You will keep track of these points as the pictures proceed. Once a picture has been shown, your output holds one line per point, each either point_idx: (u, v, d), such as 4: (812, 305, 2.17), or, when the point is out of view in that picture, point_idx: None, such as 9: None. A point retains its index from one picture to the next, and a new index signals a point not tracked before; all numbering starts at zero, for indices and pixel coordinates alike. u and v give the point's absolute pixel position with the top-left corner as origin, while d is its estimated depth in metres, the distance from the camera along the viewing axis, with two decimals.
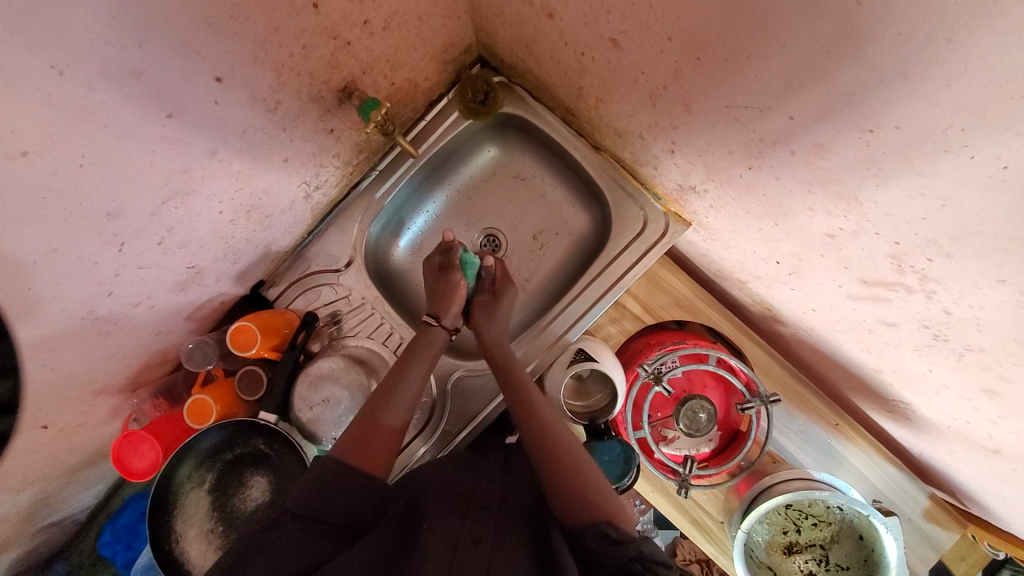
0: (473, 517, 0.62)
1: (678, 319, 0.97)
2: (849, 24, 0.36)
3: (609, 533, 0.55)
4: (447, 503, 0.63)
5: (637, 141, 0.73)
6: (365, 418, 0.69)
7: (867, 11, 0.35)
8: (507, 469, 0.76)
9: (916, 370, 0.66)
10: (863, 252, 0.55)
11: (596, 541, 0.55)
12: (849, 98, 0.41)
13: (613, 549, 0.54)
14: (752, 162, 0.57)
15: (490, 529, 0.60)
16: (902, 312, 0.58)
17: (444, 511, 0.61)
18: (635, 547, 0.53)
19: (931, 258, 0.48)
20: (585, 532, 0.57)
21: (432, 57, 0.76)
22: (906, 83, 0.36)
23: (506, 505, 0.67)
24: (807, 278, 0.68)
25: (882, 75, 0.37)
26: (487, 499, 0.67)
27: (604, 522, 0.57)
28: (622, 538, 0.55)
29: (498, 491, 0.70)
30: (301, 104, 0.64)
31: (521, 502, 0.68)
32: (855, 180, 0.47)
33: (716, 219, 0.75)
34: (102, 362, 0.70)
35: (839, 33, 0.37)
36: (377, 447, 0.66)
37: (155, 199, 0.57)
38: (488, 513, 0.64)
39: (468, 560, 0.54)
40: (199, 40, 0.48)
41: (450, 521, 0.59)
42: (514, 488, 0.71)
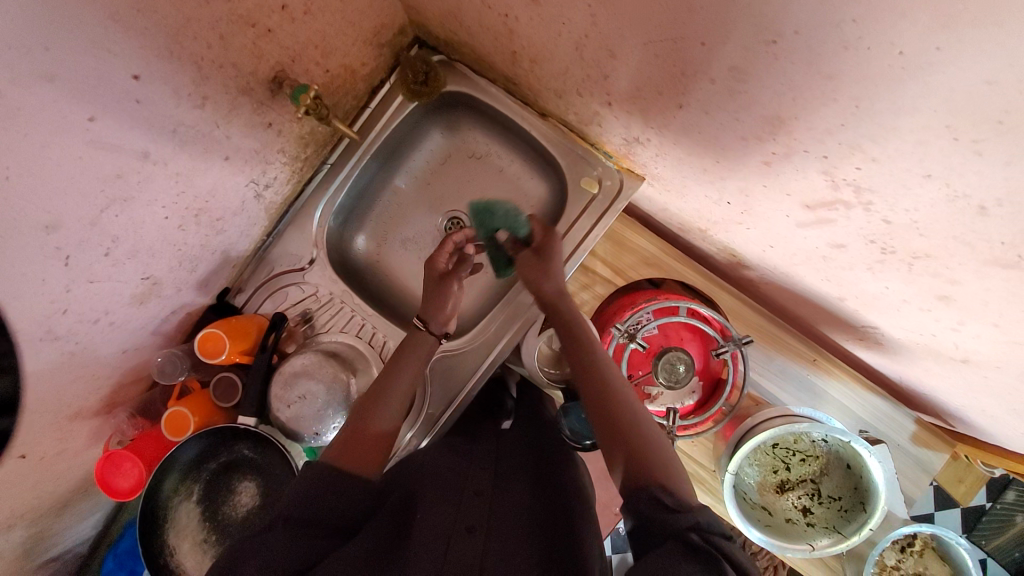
0: (467, 505, 0.62)
1: (649, 278, 0.98)
2: None
3: (658, 494, 0.53)
4: (439, 493, 0.64)
5: (577, 99, 0.73)
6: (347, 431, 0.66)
7: None
8: (499, 456, 0.76)
9: (875, 290, 0.67)
10: (799, 174, 0.55)
11: (642, 503, 0.53)
12: (748, 10, 0.41)
13: (670, 516, 0.51)
14: (681, 100, 0.57)
15: (485, 518, 0.61)
16: (848, 231, 0.59)
17: (437, 501, 0.62)
18: (691, 516, 0.51)
19: (860, 167, 0.48)
20: (640, 502, 0.53)
21: (364, 40, 0.76)
22: None
23: (501, 495, 0.67)
24: (757, 214, 0.69)
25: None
26: (482, 487, 0.67)
27: (655, 487, 0.54)
28: (676, 504, 0.52)
29: (489, 472, 0.71)
30: (230, 97, 0.63)
31: (523, 486, 0.70)
32: (774, 98, 0.47)
33: (665, 168, 0.76)
34: (69, 384, 0.70)
35: None
36: (360, 451, 0.64)
37: (94, 208, 0.57)
38: (482, 499, 0.64)
39: (459, 552, 0.55)
40: (109, 38, 0.47)
41: (439, 508, 0.61)
42: (507, 477, 0.71)
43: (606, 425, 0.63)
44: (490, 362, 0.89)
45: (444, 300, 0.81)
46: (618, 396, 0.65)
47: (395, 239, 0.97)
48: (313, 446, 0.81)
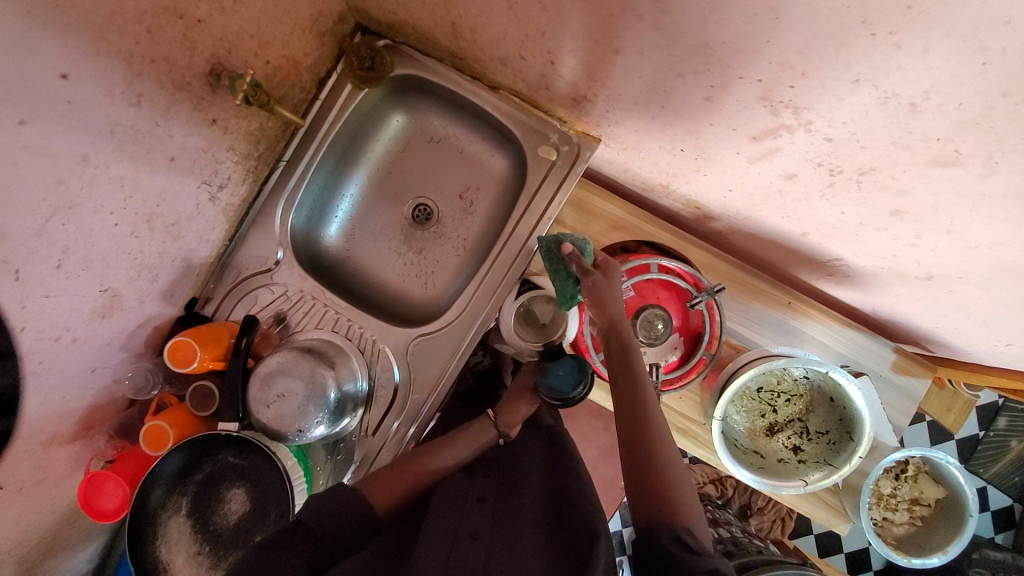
0: (471, 511, 0.68)
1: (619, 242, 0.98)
2: None
3: (673, 533, 0.59)
4: (451, 501, 0.70)
5: (521, 64, 0.73)
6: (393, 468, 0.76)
7: None
8: (502, 466, 0.80)
9: (832, 219, 0.68)
10: (740, 105, 0.56)
11: (652, 538, 0.60)
12: None
13: (690, 559, 0.57)
14: (617, 45, 0.57)
15: (490, 523, 0.66)
16: (795, 157, 0.59)
17: (448, 508, 0.69)
18: (711, 562, 0.56)
19: (793, 86, 0.49)
20: (662, 539, 0.60)
21: (302, 29, 0.75)
22: None
23: (505, 499, 0.72)
24: (711, 156, 0.69)
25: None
26: (487, 492, 0.73)
27: (677, 525, 0.60)
28: (697, 548, 0.58)
29: (496, 481, 0.76)
30: (168, 93, 0.62)
31: (531, 491, 0.75)
32: (701, 25, 0.48)
33: (616, 125, 0.76)
34: (39, 408, 0.68)
35: None
36: (390, 483, 0.74)
37: (37, 217, 0.56)
38: (487, 504, 0.70)
39: (465, 557, 0.60)
40: (29, 35, 0.46)
41: (449, 515, 0.67)
42: (512, 481, 0.76)
43: (634, 448, 0.66)
44: (470, 340, 0.89)
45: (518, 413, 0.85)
46: (653, 425, 0.66)
47: (362, 232, 0.97)
48: (297, 443, 0.79)
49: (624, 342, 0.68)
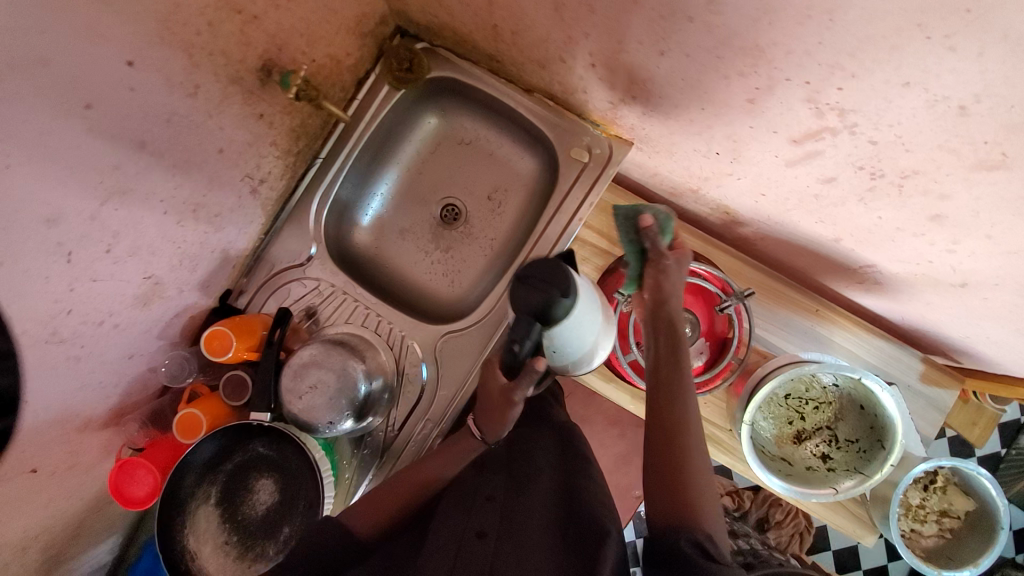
0: (479, 510, 0.66)
1: None
2: None
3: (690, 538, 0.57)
4: (459, 500, 0.69)
5: (560, 67, 0.75)
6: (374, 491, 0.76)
7: None
8: (511, 458, 0.79)
9: (868, 223, 0.69)
10: (783, 107, 0.57)
11: (666, 543, 0.58)
12: None
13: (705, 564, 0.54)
14: (662, 47, 0.59)
15: (498, 521, 0.64)
16: (836, 159, 0.60)
17: (456, 508, 0.67)
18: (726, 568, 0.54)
19: (842, 87, 0.50)
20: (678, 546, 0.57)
21: (347, 29, 0.77)
22: None
23: (516, 495, 0.70)
24: (747, 159, 0.70)
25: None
26: (495, 490, 0.71)
27: (697, 531, 0.57)
28: (715, 554, 0.56)
29: (507, 477, 0.74)
30: (222, 86, 0.64)
31: (542, 486, 0.72)
32: (753, 27, 0.49)
33: (652, 127, 0.77)
34: (78, 390, 0.70)
35: None
36: (378, 502, 0.75)
37: (93, 201, 0.57)
38: (495, 503, 0.68)
39: (470, 558, 0.58)
40: (102, 22, 0.48)
41: (457, 515, 0.65)
42: (521, 475, 0.74)
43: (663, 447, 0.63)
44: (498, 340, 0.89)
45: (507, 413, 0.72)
46: (686, 429, 0.63)
47: (392, 230, 0.98)
48: (327, 436, 0.80)
49: (676, 334, 0.66)
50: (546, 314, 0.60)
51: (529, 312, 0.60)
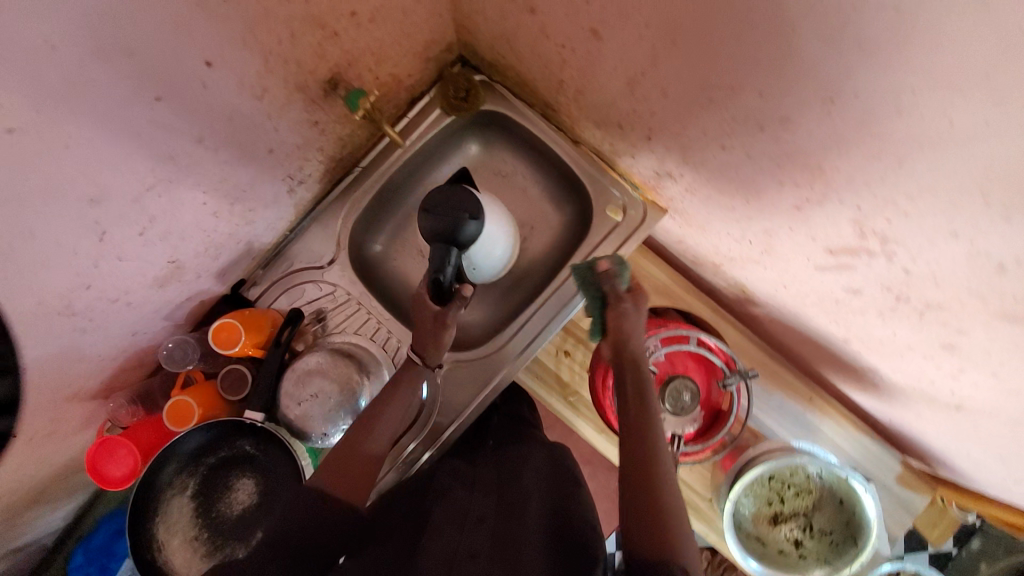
0: (470, 530, 0.61)
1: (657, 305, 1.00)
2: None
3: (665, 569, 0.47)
4: (449, 518, 0.63)
5: (616, 130, 0.77)
6: (343, 452, 0.69)
7: None
8: (501, 482, 0.73)
9: (882, 335, 0.71)
10: (828, 221, 0.59)
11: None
12: (801, 66, 0.45)
13: None
14: (724, 141, 0.61)
15: (489, 542, 0.59)
16: (867, 277, 0.63)
17: (447, 525, 0.62)
18: None
19: (890, 220, 0.52)
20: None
21: (414, 53, 0.78)
22: (863, 54, 0.40)
23: (510, 513, 0.64)
24: (778, 253, 0.73)
25: (844, 45, 0.40)
26: (485, 512, 0.65)
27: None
28: None
29: (496, 505, 0.67)
30: (287, 92, 0.64)
31: (529, 512, 0.64)
32: (820, 150, 0.51)
33: (691, 203, 0.79)
34: (77, 362, 0.68)
35: (796, 8, 0.41)
36: (356, 473, 0.67)
37: (139, 185, 0.56)
38: (486, 526, 0.62)
39: None
40: (192, 23, 0.48)
41: (445, 530, 0.60)
42: (513, 499, 0.68)
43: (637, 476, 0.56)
44: (505, 376, 0.89)
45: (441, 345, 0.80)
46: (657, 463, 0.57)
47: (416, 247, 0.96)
48: (318, 446, 0.79)
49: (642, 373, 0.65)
50: (456, 234, 0.73)
51: (438, 238, 0.74)
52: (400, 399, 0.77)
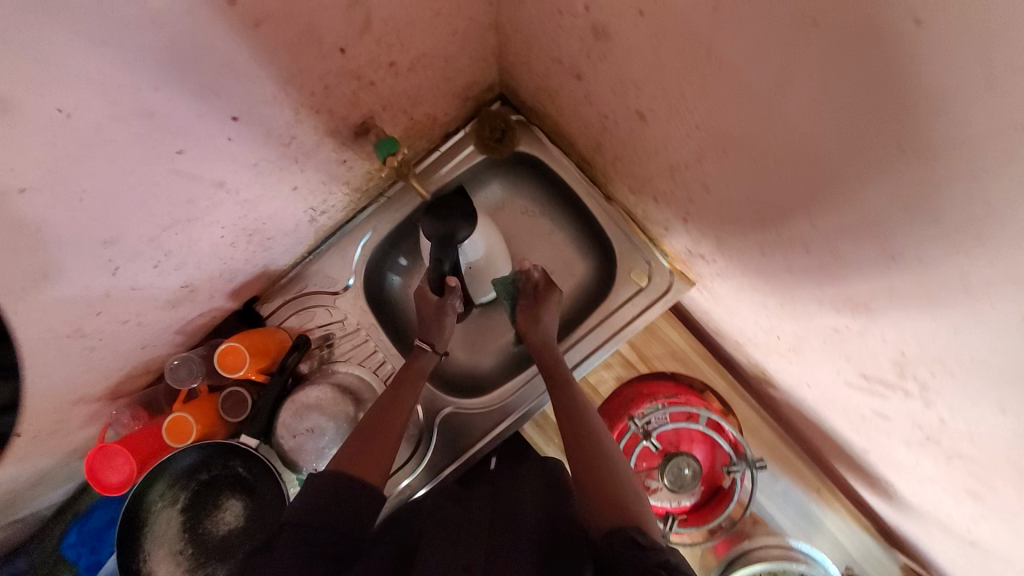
0: (466, 538, 0.59)
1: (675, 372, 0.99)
2: (879, 160, 0.35)
3: (637, 538, 0.53)
4: (446, 528, 0.61)
5: (652, 203, 0.73)
6: (357, 437, 0.68)
7: (882, 152, 0.34)
8: (496, 493, 0.72)
9: (905, 460, 0.67)
10: (866, 352, 0.55)
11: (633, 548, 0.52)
12: (860, 211, 0.41)
13: (640, 554, 0.51)
14: (766, 250, 0.57)
15: (485, 550, 0.57)
16: (898, 410, 0.59)
17: (442, 537, 0.59)
18: (662, 556, 0.51)
19: (934, 374, 0.48)
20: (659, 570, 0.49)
21: (453, 93, 0.76)
22: (935, 229, 0.35)
23: (503, 520, 0.63)
24: (807, 358, 0.69)
25: (904, 208, 0.36)
26: (481, 520, 0.63)
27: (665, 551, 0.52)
28: (650, 544, 0.53)
29: (488, 514, 0.65)
30: (317, 138, 0.62)
31: (525, 521, 0.62)
32: (870, 293, 0.47)
33: (722, 287, 0.75)
34: (85, 375, 0.69)
35: (868, 161, 0.36)
36: (374, 457, 0.66)
37: (156, 227, 0.55)
38: (481, 533, 0.60)
39: None
40: (220, 83, 0.46)
41: (438, 537, 0.58)
42: (505, 506, 0.67)
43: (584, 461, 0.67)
44: (507, 424, 0.87)
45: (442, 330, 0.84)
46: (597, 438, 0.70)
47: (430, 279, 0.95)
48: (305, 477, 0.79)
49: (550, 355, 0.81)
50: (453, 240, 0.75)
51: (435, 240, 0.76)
52: (414, 386, 0.78)
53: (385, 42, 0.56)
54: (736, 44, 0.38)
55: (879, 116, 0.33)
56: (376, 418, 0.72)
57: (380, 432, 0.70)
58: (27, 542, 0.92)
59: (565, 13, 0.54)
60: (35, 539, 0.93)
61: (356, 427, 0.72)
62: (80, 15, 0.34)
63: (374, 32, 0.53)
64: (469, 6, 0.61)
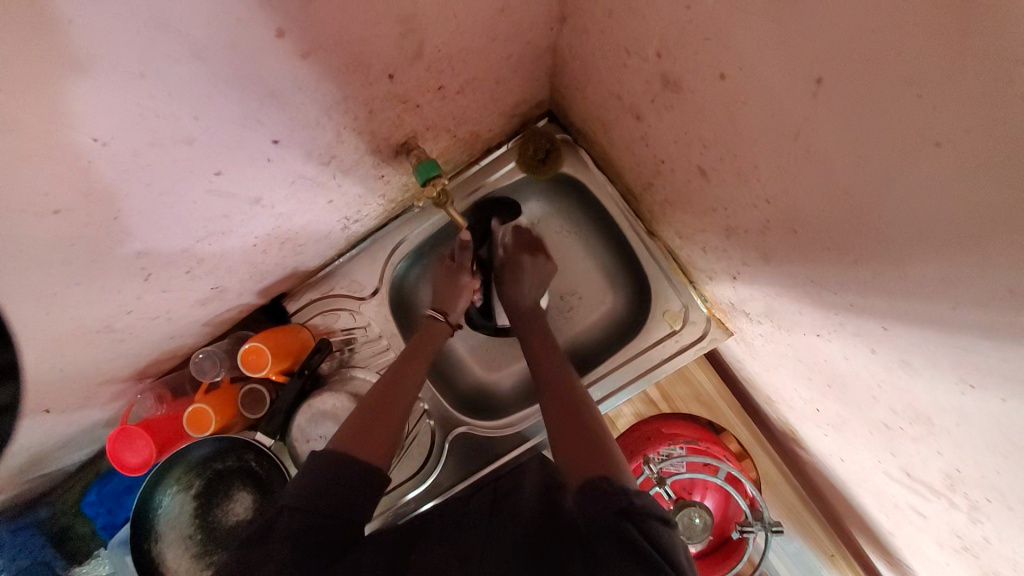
0: (462, 538, 0.58)
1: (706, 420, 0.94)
2: (967, 291, 0.31)
3: (604, 485, 0.50)
4: (443, 534, 0.60)
5: (699, 252, 0.69)
6: (365, 410, 0.65)
7: (968, 287, 0.31)
8: (496, 490, 0.71)
9: (933, 557, 0.62)
10: (916, 455, 0.51)
11: (598, 497, 0.49)
12: (936, 330, 0.36)
13: (606, 503, 0.48)
14: (821, 331, 0.53)
15: (479, 543, 0.55)
16: (938, 516, 0.54)
17: (438, 543, 0.58)
18: (626, 498, 0.48)
19: (990, 499, 0.44)
20: (622, 521, 0.46)
21: (501, 112, 0.73)
22: (1009, 369, 0.32)
23: (500, 513, 0.61)
24: (846, 437, 0.64)
25: (978, 341, 0.33)
26: (477, 520, 0.62)
27: (631, 494, 0.48)
28: (617, 488, 0.49)
29: (487, 516, 0.62)
30: (358, 156, 0.61)
31: (522, 510, 0.60)
32: (934, 407, 0.43)
33: (762, 344, 0.71)
34: (118, 364, 0.70)
35: (946, 282, 0.32)
36: (378, 431, 0.63)
37: (189, 239, 0.55)
38: (478, 530, 0.59)
39: None
40: (262, 110, 0.45)
41: (438, 549, 0.56)
42: (503, 501, 0.65)
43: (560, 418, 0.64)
44: (520, 453, 0.84)
45: (460, 297, 0.80)
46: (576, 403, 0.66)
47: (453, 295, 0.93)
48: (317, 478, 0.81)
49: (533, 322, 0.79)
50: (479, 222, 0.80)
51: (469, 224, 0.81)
52: (424, 354, 0.76)
53: (436, 67, 0.53)
54: (832, 136, 0.34)
55: (980, 257, 0.29)
56: (384, 387, 0.69)
57: (384, 404, 0.67)
58: (51, 490, 0.80)
59: (633, 54, 0.51)
60: (59, 489, 0.81)
61: (362, 400, 0.68)
62: (119, 53, 0.32)
63: (426, 59, 0.51)
64: (529, 31, 0.58)
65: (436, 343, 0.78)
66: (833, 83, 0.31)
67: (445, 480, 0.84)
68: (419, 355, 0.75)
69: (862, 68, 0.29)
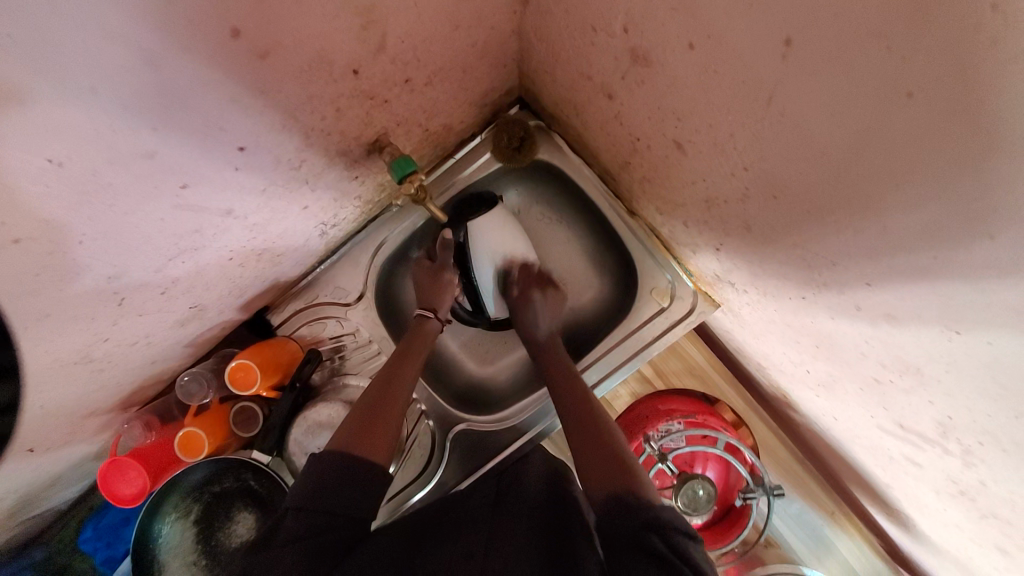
0: (465, 535, 0.56)
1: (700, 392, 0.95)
2: (944, 237, 0.32)
3: (627, 500, 0.50)
4: (447, 530, 0.59)
5: (680, 226, 0.70)
6: (361, 414, 0.63)
7: (950, 234, 0.31)
8: (501, 483, 0.70)
9: (930, 503, 0.63)
10: (908, 406, 0.52)
11: (622, 512, 0.49)
12: (918, 279, 0.36)
13: (630, 516, 0.48)
14: (807, 294, 0.53)
15: (485, 540, 0.54)
16: (933, 462, 0.55)
17: (439, 542, 0.56)
18: (650, 512, 0.48)
19: (984, 443, 0.44)
20: (647, 534, 0.46)
21: (472, 103, 0.72)
22: (992, 310, 0.32)
23: (505, 509, 0.60)
24: (837, 394, 0.66)
25: (960, 286, 0.33)
26: (482, 516, 0.60)
27: (656, 508, 0.48)
28: (640, 502, 0.50)
29: (491, 512, 0.61)
30: (328, 158, 0.60)
31: (522, 509, 0.59)
32: (920, 357, 0.44)
33: (749, 313, 0.72)
34: (101, 396, 0.68)
35: (925, 232, 0.33)
36: (377, 435, 0.61)
37: (161, 258, 0.53)
38: (485, 526, 0.57)
39: None
40: (224, 116, 0.43)
41: (442, 546, 0.55)
42: (508, 498, 0.64)
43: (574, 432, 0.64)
44: (523, 444, 0.83)
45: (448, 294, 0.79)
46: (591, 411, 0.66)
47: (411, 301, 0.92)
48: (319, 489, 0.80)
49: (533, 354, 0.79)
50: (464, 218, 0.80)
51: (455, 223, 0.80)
52: (416, 354, 0.75)
53: (401, 60, 0.52)
54: (802, 97, 0.34)
55: (948, 206, 0.30)
56: (380, 389, 0.68)
57: (381, 404, 0.66)
58: (43, 533, 0.76)
59: (600, 31, 0.51)
60: (51, 529, 0.78)
61: (355, 404, 0.66)
62: (66, 66, 0.30)
63: (390, 51, 0.50)
64: (492, 17, 0.57)
65: (428, 342, 0.77)
66: (802, 44, 0.31)
67: (448, 479, 0.83)
68: (409, 357, 0.73)
69: (833, 23, 0.29)
